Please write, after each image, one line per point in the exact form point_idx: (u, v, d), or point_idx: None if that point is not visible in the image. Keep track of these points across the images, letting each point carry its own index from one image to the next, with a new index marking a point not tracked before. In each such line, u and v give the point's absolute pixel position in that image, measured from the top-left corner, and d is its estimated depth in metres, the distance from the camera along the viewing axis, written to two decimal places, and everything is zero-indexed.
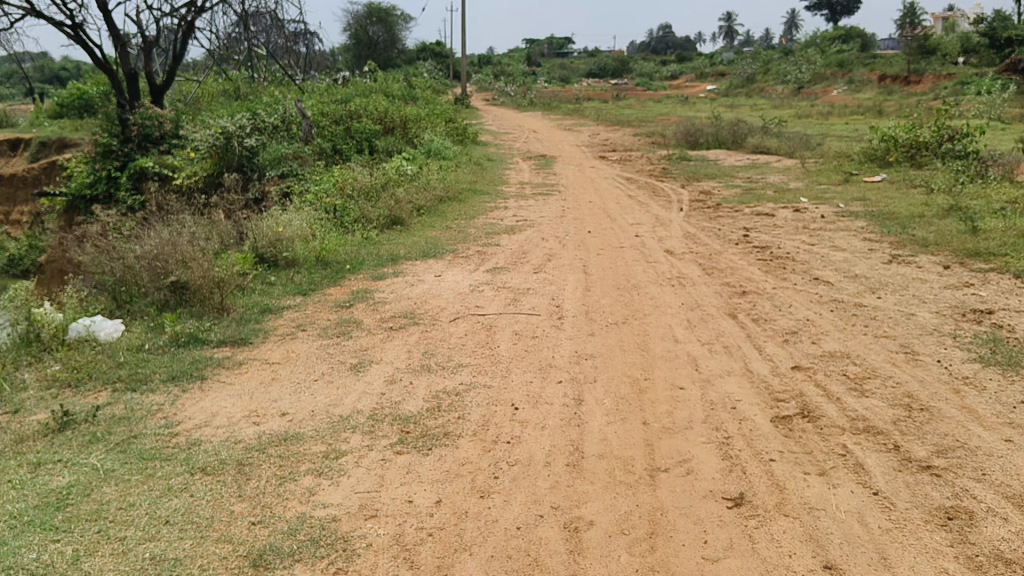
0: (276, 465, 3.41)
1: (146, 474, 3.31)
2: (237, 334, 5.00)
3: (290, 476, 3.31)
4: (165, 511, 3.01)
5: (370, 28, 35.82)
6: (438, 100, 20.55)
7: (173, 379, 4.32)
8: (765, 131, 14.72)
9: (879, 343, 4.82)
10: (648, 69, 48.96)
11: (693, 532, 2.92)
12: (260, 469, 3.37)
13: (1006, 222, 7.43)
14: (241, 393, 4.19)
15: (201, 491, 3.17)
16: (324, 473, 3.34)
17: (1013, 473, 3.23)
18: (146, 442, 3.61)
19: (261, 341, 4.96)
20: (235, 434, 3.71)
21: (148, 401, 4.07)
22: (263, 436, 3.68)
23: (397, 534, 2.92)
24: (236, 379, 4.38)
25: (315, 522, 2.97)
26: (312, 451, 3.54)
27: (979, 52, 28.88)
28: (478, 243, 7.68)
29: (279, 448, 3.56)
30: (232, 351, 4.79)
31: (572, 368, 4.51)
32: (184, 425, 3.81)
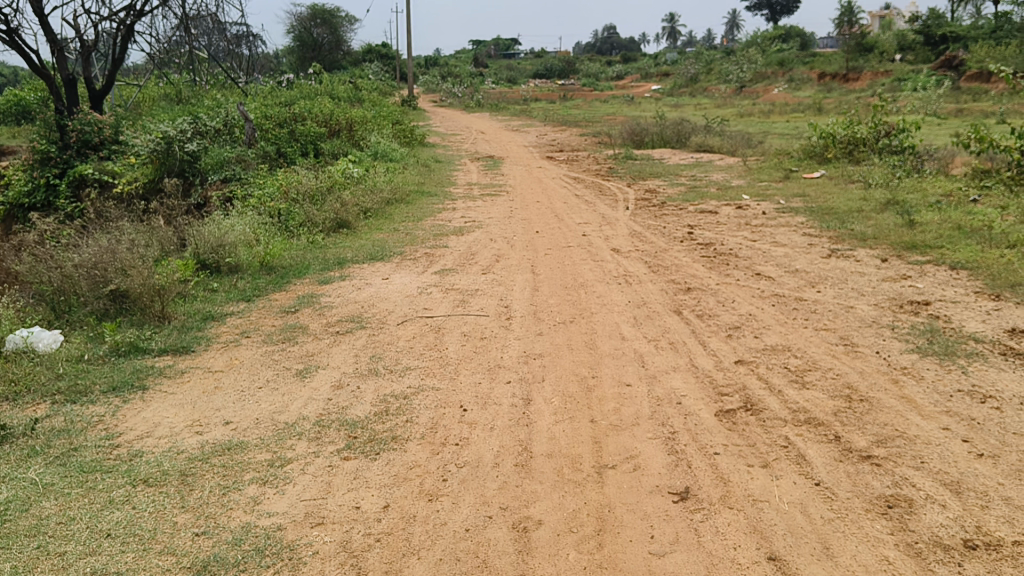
0: (220, 475, 3.33)
1: (87, 487, 3.21)
2: (179, 342, 4.89)
3: (234, 485, 3.24)
4: (107, 523, 2.93)
5: (314, 30, 35.56)
6: (384, 102, 20.45)
7: (114, 390, 4.21)
8: (708, 129, 14.95)
9: (820, 336, 4.90)
10: (594, 70, 49.36)
11: (640, 527, 2.93)
12: (203, 479, 3.29)
13: (941, 215, 7.65)
14: (183, 402, 4.10)
15: (143, 503, 3.09)
16: (269, 482, 3.28)
17: (950, 461, 3.31)
18: (87, 455, 3.51)
19: (204, 349, 4.86)
20: (177, 444, 3.63)
21: (88, 412, 3.95)
22: (207, 445, 3.61)
23: (344, 540, 2.88)
24: (178, 388, 4.28)
25: (260, 531, 2.91)
26: (257, 460, 3.47)
27: (916, 51, 29.75)
28: (425, 245, 7.63)
29: (223, 457, 3.49)
30: (174, 360, 4.69)
31: (521, 368, 4.50)
32: (126, 436, 3.71)
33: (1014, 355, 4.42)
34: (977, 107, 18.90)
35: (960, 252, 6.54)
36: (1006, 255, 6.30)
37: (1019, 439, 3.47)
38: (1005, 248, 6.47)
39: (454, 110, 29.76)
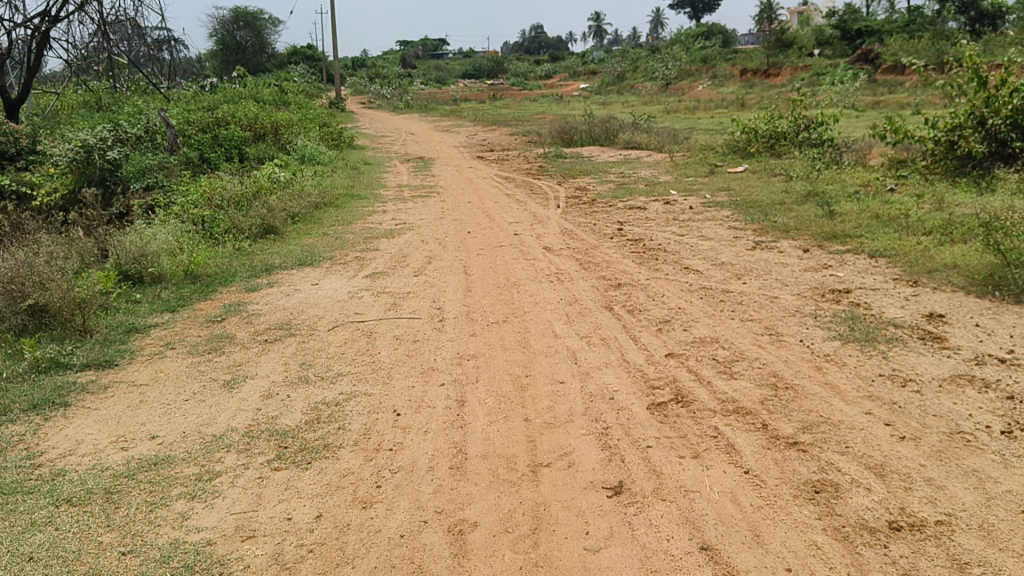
0: (147, 491, 3.23)
1: (6, 510, 3.07)
2: (101, 356, 4.73)
3: (161, 501, 3.14)
4: (28, 546, 2.81)
5: (237, 32, 34.92)
6: (310, 104, 20.16)
7: (35, 408, 4.04)
8: (635, 126, 15.13)
9: (746, 326, 5.00)
10: (521, 69, 49.50)
11: (575, 524, 2.94)
12: (130, 496, 3.19)
13: (859, 206, 7.88)
14: (106, 418, 3.95)
15: (67, 523, 2.97)
16: (198, 496, 3.18)
17: (873, 444, 3.39)
18: (7, 476, 3.36)
19: (127, 362, 4.71)
20: (102, 461, 3.50)
21: (7, 432, 3.79)
22: (133, 461, 3.49)
23: (276, 553, 2.81)
24: (102, 403, 4.13)
25: (189, 547, 2.83)
26: (184, 474, 3.38)
27: (833, 44, 30.62)
28: (355, 248, 7.54)
29: (150, 472, 3.38)
30: (97, 375, 4.53)
31: (455, 370, 4.47)
32: (47, 455, 3.57)
33: (932, 339, 4.56)
34: (892, 99, 19.55)
35: (878, 241, 6.74)
36: (922, 241, 6.51)
37: (938, 420, 3.58)
38: (920, 236, 6.70)
39: (383, 111, 29.59)
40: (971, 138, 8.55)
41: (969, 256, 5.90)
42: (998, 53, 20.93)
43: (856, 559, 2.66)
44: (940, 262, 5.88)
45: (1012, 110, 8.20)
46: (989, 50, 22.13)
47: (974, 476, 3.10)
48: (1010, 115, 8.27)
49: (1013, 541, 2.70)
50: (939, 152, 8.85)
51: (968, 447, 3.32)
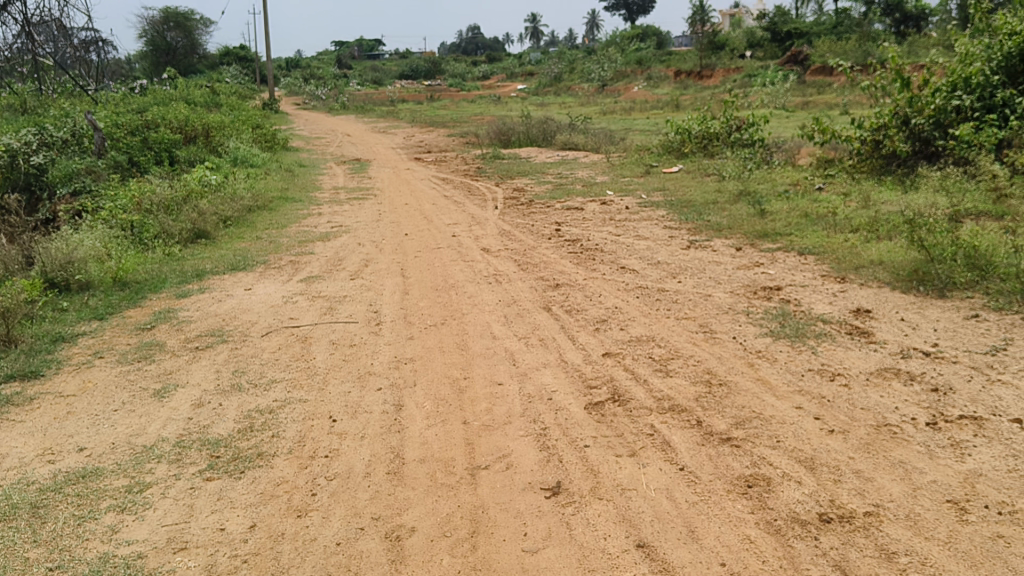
0: (74, 505, 3.12)
1: None
2: (26, 367, 4.55)
3: (89, 515, 3.03)
4: None
5: (168, 33, 34.15)
6: (243, 105, 19.80)
7: None
8: (572, 127, 15.22)
9: (681, 324, 5.06)
10: (459, 70, 49.35)
11: (513, 525, 2.92)
12: (56, 510, 3.07)
13: (789, 204, 8.05)
14: (32, 431, 3.81)
15: None
16: (128, 509, 3.08)
17: (804, 438, 3.46)
18: None
19: (54, 372, 4.55)
20: (27, 475, 3.37)
21: None
22: (59, 475, 3.37)
23: (208, 564, 2.74)
24: (26, 416, 3.97)
25: (118, 561, 2.74)
26: (114, 486, 3.27)
27: (764, 46, 31.29)
28: (290, 252, 7.42)
29: (77, 486, 3.26)
30: (21, 387, 4.35)
31: (392, 373, 4.43)
32: None
33: (858, 334, 4.67)
34: (820, 100, 20.04)
35: (808, 239, 6.89)
36: (850, 239, 6.68)
37: (866, 413, 3.66)
38: (847, 233, 6.87)
39: (318, 112, 29.25)
40: (896, 137, 8.79)
41: (893, 252, 6.06)
42: (920, 55, 21.62)
43: (788, 552, 2.68)
44: (867, 259, 6.03)
45: (935, 110, 8.47)
46: (911, 52, 22.86)
47: (901, 467, 3.17)
48: (932, 115, 8.50)
49: (938, 529, 2.75)
50: (864, 151, 9.08)
51: (895, 439, 3.39)
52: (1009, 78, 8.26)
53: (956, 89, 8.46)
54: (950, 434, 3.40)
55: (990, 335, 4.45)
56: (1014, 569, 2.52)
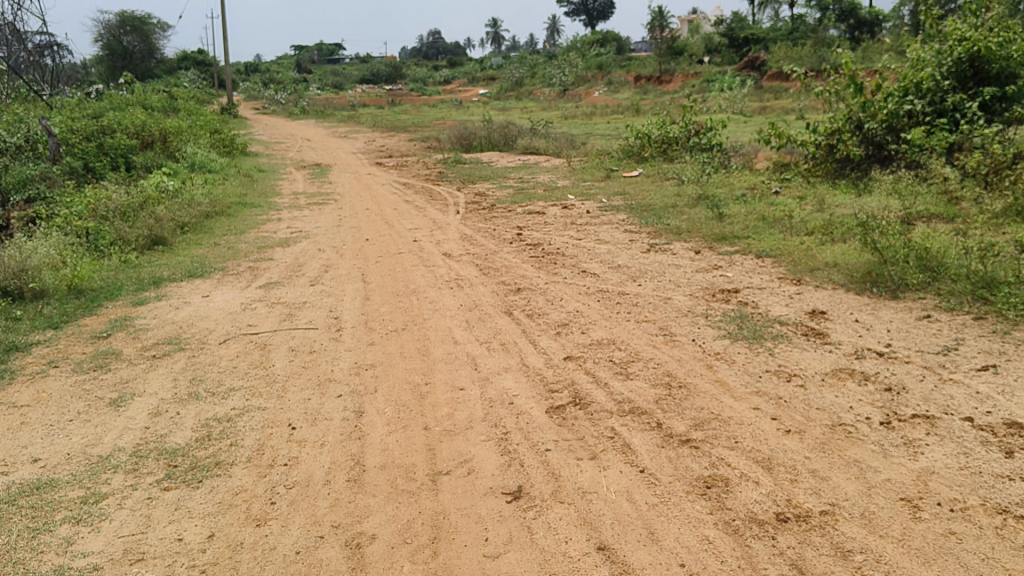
0: (28, 517, 3.05)
1: None
2: None
3: (43, 527, 2.97)
4: None
5: (124, 38, 33.63)
6: (201, 109, 19.57)
7: None
8: (533, 131, 15.25)
9: (641, 327, 5.09)
10: (421, 74, 49.22)
11: (475, 531, 2.91)
12: (9, 523, 3.01)
13: (747, 208, 8.15)
14: None
15: None
16: (83, 520, 3.03)
17: (761, 438, 3.49)
18: None
19: (6, 383, 4.44)
20: None
21: None
22: (12, 487, 3.30)
23: None
24: None
25: None
26: (69, 497, 3.20)
27: (722, 52, 31.68)
28: (248, 258, 7.33)
29: (31, 498, 3.20)
30: None
31: (352, 380, 4.39)
32: None
33: (814, 335, 4.75)
34: (777, 104, 20.34)
35: (765, 241, 6.98)
36: (805, 241, 6.78)
37: (821, 413, 3.72)
38: (803, 236, 6.96)
39: (278, 117, 28.97)
40: (850, 141, 8.94)
41: (848, 255, 6.16)
42: (874, 60, 22.04)
43: (746, 552, 2.71)
44: (821, 261, 6.12)
45: (887, 115, 8.65)
46: (865, 58, 23.31)
47: (856, 467, 3.21)
48: (885, 119, 8.70)
49: (892, 527, 2.80)
50: (819, 155, 9.20)
51: (850, 438, 3.45)
52: (959, 83, 8.45)
53: (907, 94, 8.63)
54: (904, 433, 3.46)
55: (942, 335, 4.54)
56: (966, 565, 2.57)
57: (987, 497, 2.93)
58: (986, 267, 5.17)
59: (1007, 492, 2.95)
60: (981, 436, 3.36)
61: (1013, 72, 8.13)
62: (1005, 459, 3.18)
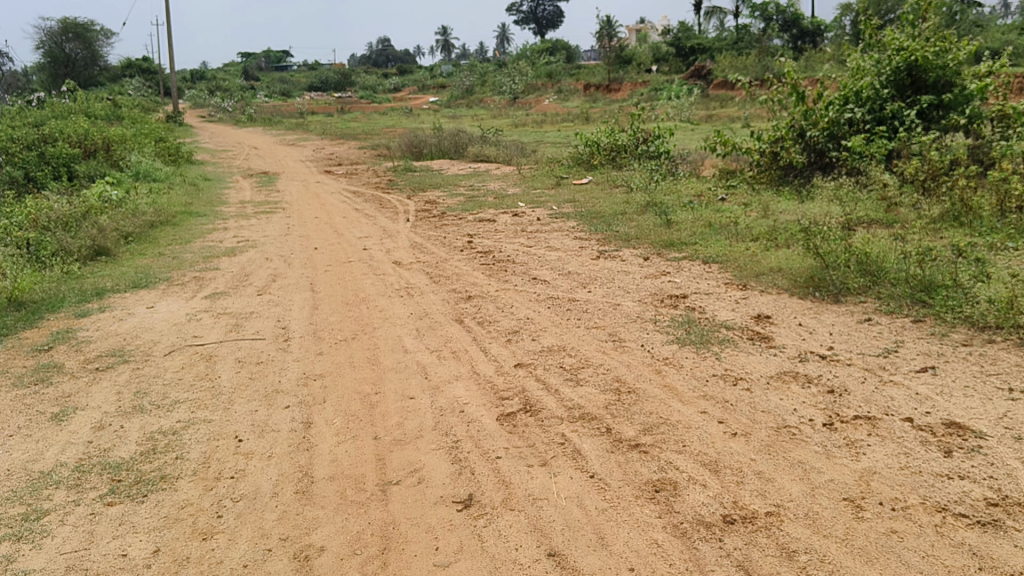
0: None
1: None
2: None
3: None
4: None
5: (66, 45, 32.85)
6: (146, 118, 19.19)
7: None
8: (483, 139, 15.26)
9: (591, 333, 5.12)
10: (371, 82, 48.94)
11: (425, 540, 2.89)
12: None
13: (694, 214, 8.26)
14: None
15: None
16: (24, 538, 2.95)
17: (709, 442, 3.54)
18: None
19: None
20: None
21: None
22: None
23: None
24: None
25: None
26: (8, 515, 3.11)
27: (670, 61, 32.12)
28: (194, 268, 7.20)
29: None
30: None
31: (301, 391, 4.34)
32: None
33: (759, 339, 4.82)
34: (724, 112, 20.67)
35: (711, 248, 7.08)
36: (751, 247, 6.89)
37: (766, 416, 3.77)
38: (749, 242, 7.07)
39: (224, 125, 28.55)
40: (792, 149, 9.12)
41: (791, 259, 6.27)
42: (815, 69, 22.54)
43: (693, 554, 2.74)
44: (766, 266, 6.22)
45: (828, 123, 8.85)
46: (808, 67, 23.83)
47: (800, 468, 3.27)
48: (827, 127, 8.91)
49: (835, 527, 2.85)
50: (764, 163, 9.35)
51: (794, 440, 3.50)
52: (898, 92, 8.66)
53: (848, 102, 8.83)
54: (846, 434, 3.54)
55: (882, 338, 4.64)
56: (907, 563, 2.62)
57: (926, 496, 2.99)
58: (923, 270, 5.31)
59: (945, 490, 3.02)
60: (921, 436, 3.44)
61: (949, 80, 8.38)
62: (943, 458, 3.26)
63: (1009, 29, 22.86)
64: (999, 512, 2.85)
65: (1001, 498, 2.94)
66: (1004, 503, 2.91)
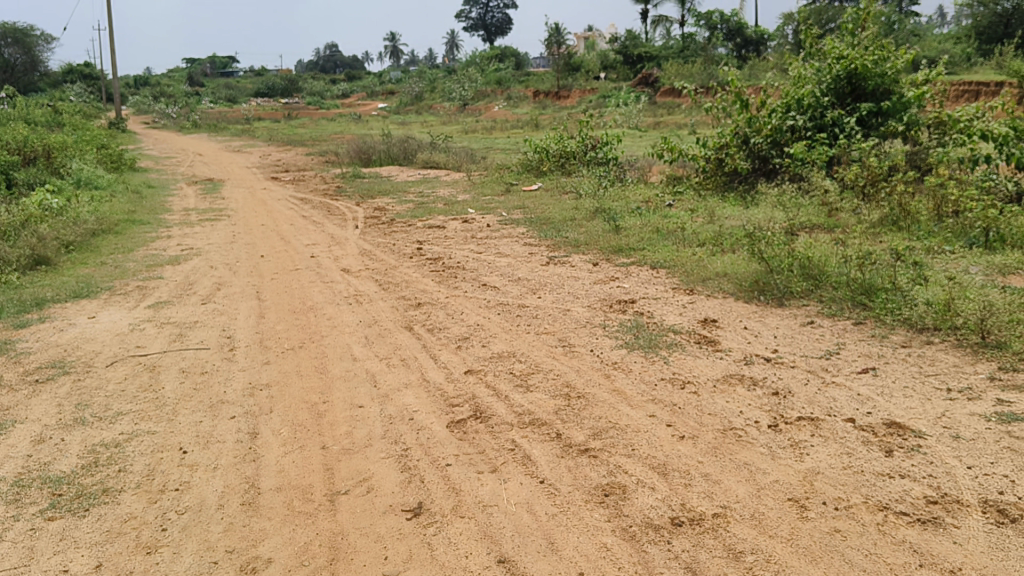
0: None
1: None
2: None
3: None
4: None
5: (3, 49, 31.96)
6: (87, 124, 18.74)
7: None
8: (432, 146, 15.22)
9: (540, 339, 5.12)
10: (319, 88, 48.48)
11: (374, 550, 2.86)
12: None
13: (642, 220, 8.33)
14: None
15: None
16: None
17: (657, 445, 3.56)
18: None
19: None
20: None
21: None
22: None
23: None
24: None
25: None
26: None
27: (618, 68, 32.42)
28: (136, 277, 7.04)
29: None
30: None
31: (247, 401, 4.26)
32: None
33: (706, 343, 4.87)
34: (671, 120, 20.92)
35: (659, 253, 7.15)
36: (698, 252, 6.98)
37: (713, 418, 3.82)
38: (695, 247, 7.16)
39: (168, 132, 28.02)
40: (737, 156, 9.26)
41: (737, 264, 6.35)
42: (759, 77, 22.95)
43: (642, 557, 2.75)
44: (712, 271, 6.29)
45: (771, 130, 9.03)
46: (752, 75, 24.27)
47: (745, 469, 3.31)
48: (770, 134, 9.08)
49: (781, 527, 2.89)
50: (709, 169, 9.46)
51: (740, 442, 3.55)
52: (838, 99, 8.89)
53: (790, 110, 9.01)
54: (790, 435, 3.59)
55: (824, 340, 4.73)
56: (849, 562, 2.67)
57: (868, 495, 3.05)
58: (864, 274, 5.41)
59: (887, 489, 3.09)
60: (863, 436, 3.52)
61: (888, 88, 8.59)
62: (884, 457, 3.33)
63: (944, 39, 23.60)
64: (938, 509, 2.92)
65: (940, 496, 3.01)
66: (943, 500, 2.98)
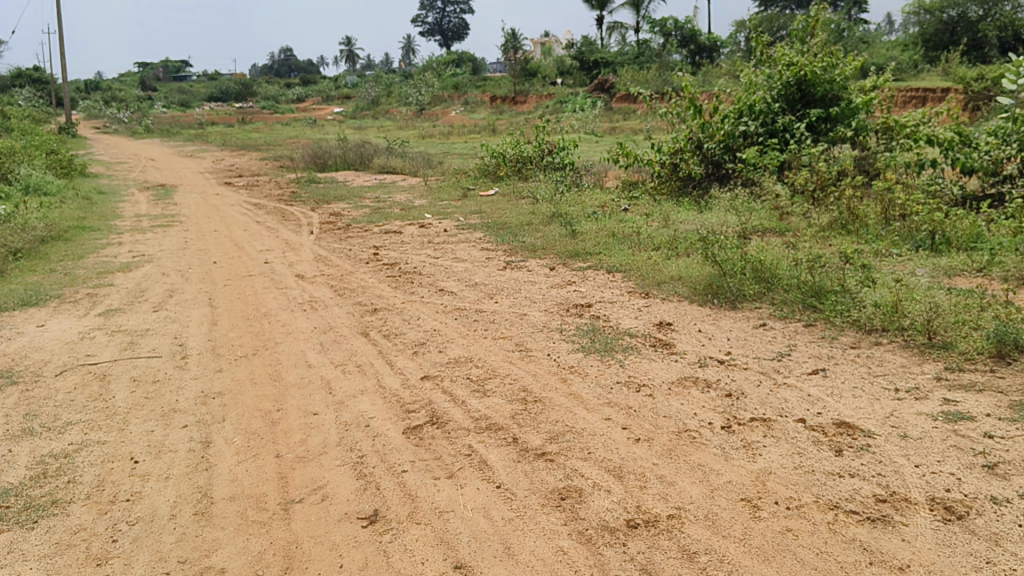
0: None
1: None
2: None
3: None
4: None
5: None
6: (34, 129, 18.31)
7: None
8: (389, 150, 15.15)
9: (497, 344, 5.12)
10: (274, 92, 47.96)
11: (329, 558, 2.83)
12: None
13: (598, 224, 8.38)
14: None
15: None
16: None
17: (613, 448, 3.57)
18: None
19: None
20: None
21: None
22: None
23: None
24: None
25: None
26: None
27: (574, 74, 32.60)
28: (86, 285, 6.89)
29: None
30: None
31: (199, 409, 4.18)
32: None
33: (662, 346, 4.91)
34: (627, 125, 21.08)
35: (615, 257, 7.19)
36: (653, 256, 7.04)
37: (668, 420, 3.85)
38: (651, 251, 7.22)
39: (120, 136, 27.50)
40: (691, 161, 9.36)
41: (691, 268, 6.41)
42: (713, 83, 23.25)
43: (598, 560, 2.76)
44: (667, 274, 6.34)
45: (724, 135, 9.15)
46: (706, 80, 24.58)
47: (700, 470, 3.34)
48: (723, 140, 9.20)
49: (734, 527, 2.92)
50: (664, 174, 9.51)
51: (694, 443, 3.58)
52: (788, 105, 8.99)
53: (742, 115, 9.13)
54: (743, 436, 3.63)
55: (777, 342, 4.80)
56: (801, 560, 2.70)
57: (819, 494, 3.10)
58: (814, 277, 5.49)
59: (837, 488, 3.14)
60: (814, 436, 3.57)
61: (836, 95, 8.75)
62: (835, 457, 3.38)
63: (891, 46, 24.17)
64: (886, 508, 2.98)
65: (889, 494, 3.06)
66: (892, 499, 3.03)
